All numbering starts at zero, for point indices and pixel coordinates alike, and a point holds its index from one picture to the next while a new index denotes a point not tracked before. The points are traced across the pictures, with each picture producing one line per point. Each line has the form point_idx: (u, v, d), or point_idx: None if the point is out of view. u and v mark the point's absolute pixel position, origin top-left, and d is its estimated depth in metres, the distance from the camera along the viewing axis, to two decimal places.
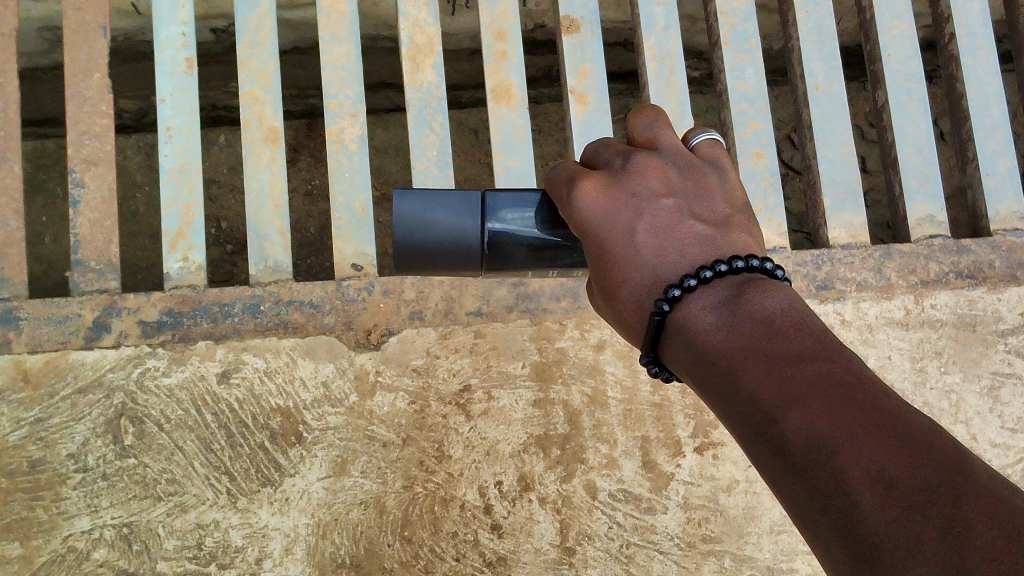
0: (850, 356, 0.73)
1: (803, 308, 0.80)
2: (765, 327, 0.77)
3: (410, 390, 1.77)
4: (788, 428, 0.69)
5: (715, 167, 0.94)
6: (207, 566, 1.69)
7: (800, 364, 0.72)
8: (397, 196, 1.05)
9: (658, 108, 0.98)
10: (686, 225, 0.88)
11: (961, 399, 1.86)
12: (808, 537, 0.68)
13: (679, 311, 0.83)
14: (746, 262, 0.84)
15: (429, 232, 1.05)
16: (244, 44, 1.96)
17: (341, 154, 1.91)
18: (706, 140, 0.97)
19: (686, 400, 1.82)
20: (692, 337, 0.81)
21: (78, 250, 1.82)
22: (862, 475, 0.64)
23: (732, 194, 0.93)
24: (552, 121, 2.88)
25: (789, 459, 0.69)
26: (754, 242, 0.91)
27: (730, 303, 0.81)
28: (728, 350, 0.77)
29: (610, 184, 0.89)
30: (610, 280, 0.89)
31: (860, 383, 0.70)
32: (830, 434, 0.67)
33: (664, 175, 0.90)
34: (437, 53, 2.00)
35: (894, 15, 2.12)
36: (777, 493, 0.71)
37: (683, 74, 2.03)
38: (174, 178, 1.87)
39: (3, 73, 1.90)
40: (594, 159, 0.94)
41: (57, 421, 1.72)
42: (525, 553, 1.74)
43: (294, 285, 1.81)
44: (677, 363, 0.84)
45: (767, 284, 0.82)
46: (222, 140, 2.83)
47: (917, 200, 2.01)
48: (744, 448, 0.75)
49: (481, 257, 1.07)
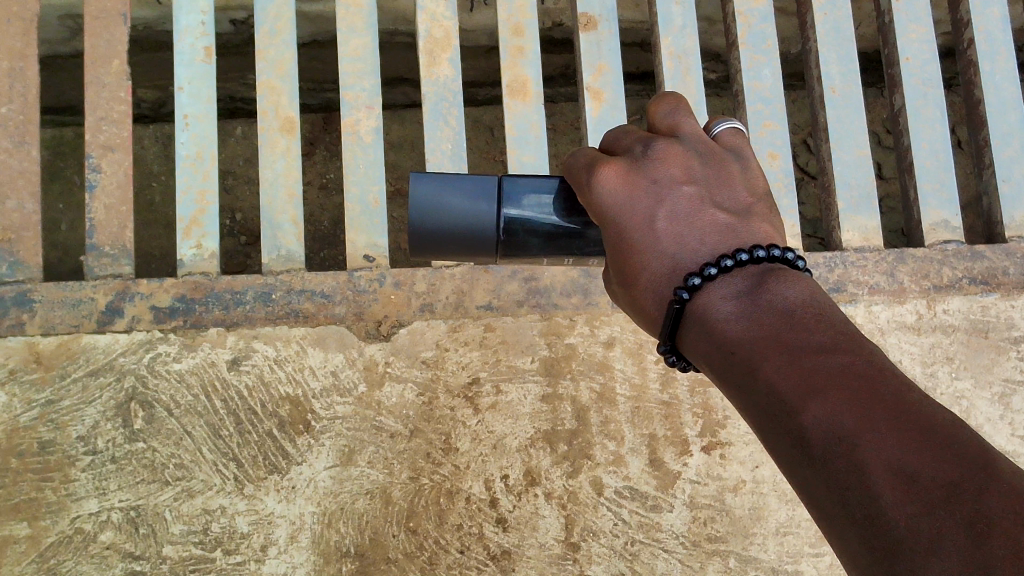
0: (872, 349, 0.73)
1: (824, 301, 0.79)
2: (787, 319, 0.77)
3: (419, 382, 1.78)
4: (808, 419, 0.69)
5: (736, 156, 0.94)
6: (213, 552, 1.70)
7: (821, 356, 0.72)
8: (414, 178, 1.06)
9: (679, 95, 0.98)
10: (707, 213, 0.88)
11: (971, 406, 1.85)
12: (825, 530, 0.68)
13: (700, 300, 0.82)
14: (767, 252, 0.83)
15: (443, 215, 1.05)
16: (263, 34, 1.97)
17: (356, 145, 1.91)
18: (728, 128, 0.97)
19: (695, 399, 1.82)
20: (711, 326, 0.81)
21: (94, 234, 1.84)
22: (884, 468, 0.64)
23: (752, 183, 0.92)
24: (568, 120, 2.89)
25: (808, 450, 0.68)
26: (773, 230, 0.90)
27: (751, 293, 0.81)
28: (749, 340, 0.77)
29: (630, 170, 0.89)
30: (629, 268, 0.89)
31: (882, 376, 0.69)
32: (850, 426, 0.67)
33: (686, 162, 0.90)
34: (454, 47, 2.00)
35: (913, 19, 2.12)
36: (794, 486, 0.71)
37: (699, 74, 2.03)
38: (189, 166, 1.88)
39: (24, 57, 1.92)
40: (614, 146, 0.94)
41: (68, 403, 1.74)
42: (530, 547, 1.73)
43: (306, 275, 1.82)
44: (696, 352, 0.84)
45: (788, 276, 0.82)
46: (238, 132, 2.84)
47: (932, 205, 2.01)
48: (762, 438, 0.75)
49: (495, 243, 1.07)
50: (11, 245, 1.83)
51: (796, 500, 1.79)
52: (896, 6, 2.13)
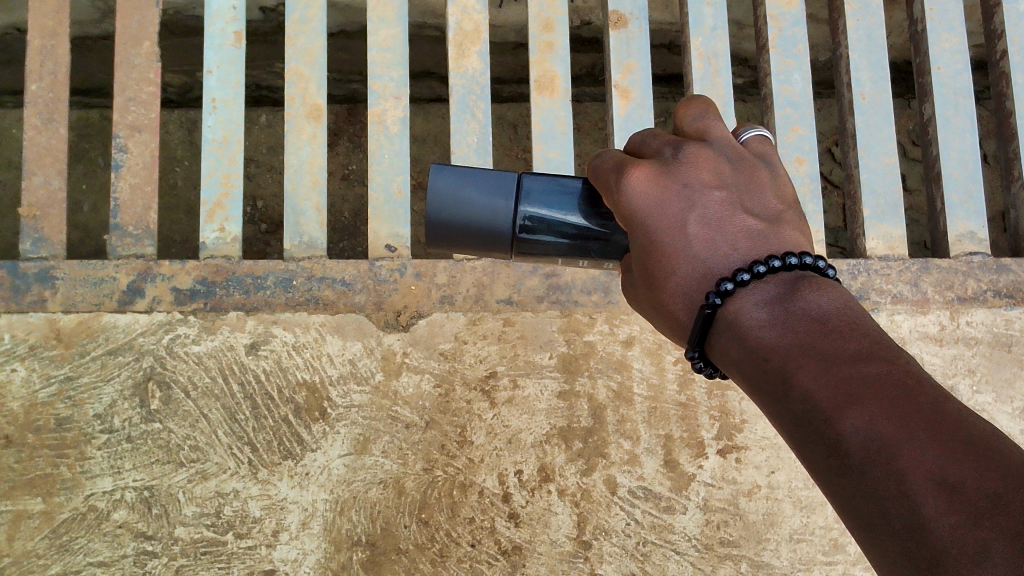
0: (907, 357, 0.72)
1: (857, 307, 0.78)
2: (821, 326, 0.76)
3: (435, 373, 1.77)
4: (845, 428, 0.68)
5: (765, 163, 0.93)
6: (224, 535, 1.70)
7: (856, 363, 0.71)
8: (435, 170, 1.05)
9: (707, 98, 0.96)
10: (738, 219, 0.87)
11: (992, 419, 1.84)
12: (863, 540, 0.67)
13: (731, 306, 0.81)
14: (798, 259, 0.83)
15: (460, 210, 1.04)
16: (293, 21, 1.97)
17: (382, 135, 1.92)
18: (755, 135, 0.96)
19: (712, 402, 1.81)
20: (743, 333, 0.80)
21: (117, 214, 1.84)
22: (925, 479, 0.62)
23: (781, 190, 0.91)
24: (592, 120, 2.88)
25: (845, 459, 0.67)
26: (805, 239, 0.89)
27: (783, 300, 0.79)
28: (782, 347, 0.76)
29: (660, 173, 0.86)
30: (657, 272, 0.88)
31: (919, 385, 0.68)
32: (889, 436, 0.65)
33: (717, 165, 0.88)
34: (484, 40, 2.00)
35: (946, 28, 2.10)
36: (830, 495, 0.70)
37: (729, 76, 2.02)
38: (215, 150, 1.89)
39: (56, 35, 1.93)
40: (642, 148, 0.92)
41: (86, 380, 1.74)
42: (541, 544, 1.73)
43: (328, 261, 1.82)
44: (725, 359, 0.83)
45: (820, 283, 0.81)
46: (263, 120, 2.85)
47: (958, 216, 1.99)
48: (796, 447, 0.74)
49: (511, 241, 1.05)
50: (36, 222, 1.84)
51: (810, 507, 1.78)
52: (930, 14, 2.11)
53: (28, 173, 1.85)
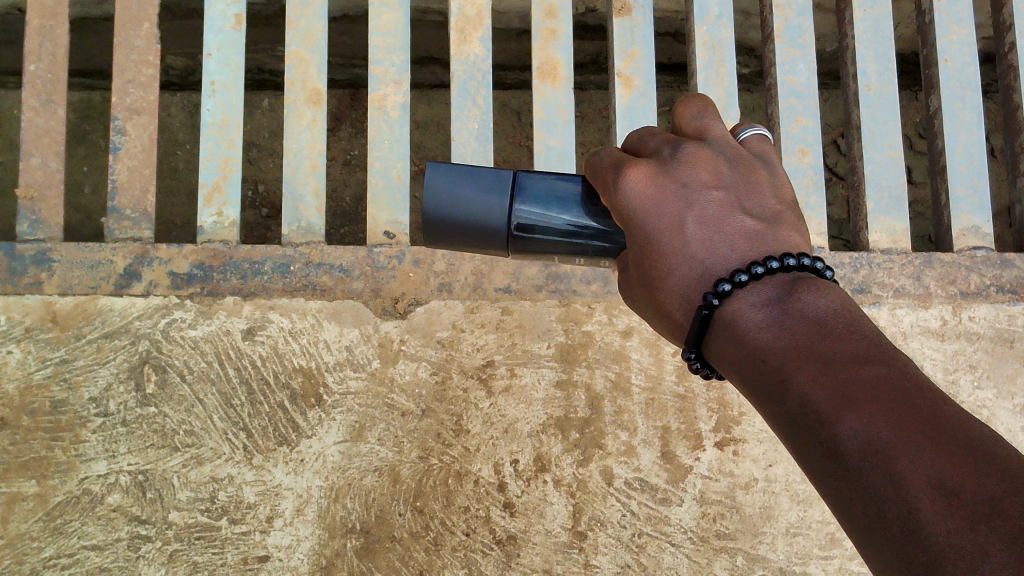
0: (906, 361, 0.70)
1: (856, 310, 0.77)
2: (819, 328, 0.74)
3: (432, 361, 1.76)
4: (843, 430, 0.67)
5: (765, 163, 0.91)
6: (218, 520, 1.70)
7: (854, 366, 0.70)
8: (431, 167, 1.04)
9: (707, 97, 0.94)
10: (736, 220, 0.85)
11: (993, 415, 1.83)
12: (859, 544, 0.65)
13: (729, 307, 0.80)
14: (797, 260, 0.81)
15: (455, 208, 1.03)
16: (294, 4, 1.96)
17: (382, 120, 1.90)
18: (754, 135, 0.94)
19: (711, 394, 1.81)
20: (740, 334, 0.79)
21: (115, 197, 1.83)
22: (922, 483, 0.61)
23: (780, 190, 0.89)
24: (596, 109, 2.87)
25: (842, 462, 0.66)
26: (802, 237, 0.87)
27: (781, 301, 0.78)
28: (780, 349, 0.75)
29: (658, 172, 0.85)
30: (654, 271, 0.86)
31: (917, 389, 0.67)
32: (887, 440, 0.64)
33: (715, 165, 0.86)
34: (486, 26, 1.98)
35: (954, 20, 2.07)
36: (827, 500, 0.68)
37: (733, 66, 2.01)
38: (214, 133, 1.88)
39: (55, 16, 1.91)
40: (639, 147, 0.91)
41: (81, 363, 1.73)
42: (536, 534, 1.72)
43: (326, 247, 1.81)
44: (723, 360, 0.81)
45: (819, 284, 0.80)
46: (264, 104, 2.83)
47: (963, 210, 1.97)
48: (792, 450, 0.72)
49: (506, 237, 1.04)
50: (34, 203, 1.83)
51: (807, 500, 1.78)
52: (938, 5, 2.08)
53: (26, 154, 1.84)
